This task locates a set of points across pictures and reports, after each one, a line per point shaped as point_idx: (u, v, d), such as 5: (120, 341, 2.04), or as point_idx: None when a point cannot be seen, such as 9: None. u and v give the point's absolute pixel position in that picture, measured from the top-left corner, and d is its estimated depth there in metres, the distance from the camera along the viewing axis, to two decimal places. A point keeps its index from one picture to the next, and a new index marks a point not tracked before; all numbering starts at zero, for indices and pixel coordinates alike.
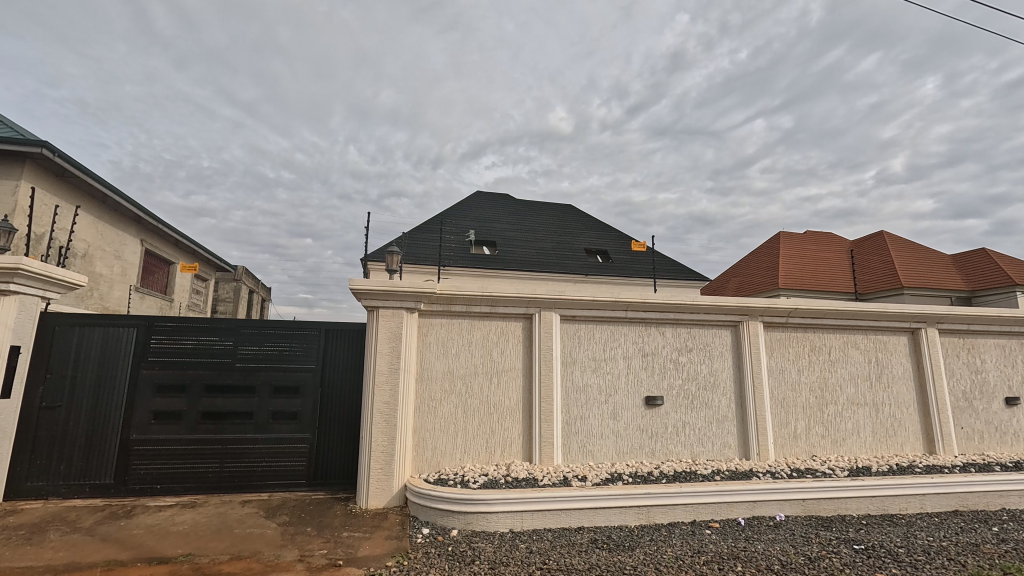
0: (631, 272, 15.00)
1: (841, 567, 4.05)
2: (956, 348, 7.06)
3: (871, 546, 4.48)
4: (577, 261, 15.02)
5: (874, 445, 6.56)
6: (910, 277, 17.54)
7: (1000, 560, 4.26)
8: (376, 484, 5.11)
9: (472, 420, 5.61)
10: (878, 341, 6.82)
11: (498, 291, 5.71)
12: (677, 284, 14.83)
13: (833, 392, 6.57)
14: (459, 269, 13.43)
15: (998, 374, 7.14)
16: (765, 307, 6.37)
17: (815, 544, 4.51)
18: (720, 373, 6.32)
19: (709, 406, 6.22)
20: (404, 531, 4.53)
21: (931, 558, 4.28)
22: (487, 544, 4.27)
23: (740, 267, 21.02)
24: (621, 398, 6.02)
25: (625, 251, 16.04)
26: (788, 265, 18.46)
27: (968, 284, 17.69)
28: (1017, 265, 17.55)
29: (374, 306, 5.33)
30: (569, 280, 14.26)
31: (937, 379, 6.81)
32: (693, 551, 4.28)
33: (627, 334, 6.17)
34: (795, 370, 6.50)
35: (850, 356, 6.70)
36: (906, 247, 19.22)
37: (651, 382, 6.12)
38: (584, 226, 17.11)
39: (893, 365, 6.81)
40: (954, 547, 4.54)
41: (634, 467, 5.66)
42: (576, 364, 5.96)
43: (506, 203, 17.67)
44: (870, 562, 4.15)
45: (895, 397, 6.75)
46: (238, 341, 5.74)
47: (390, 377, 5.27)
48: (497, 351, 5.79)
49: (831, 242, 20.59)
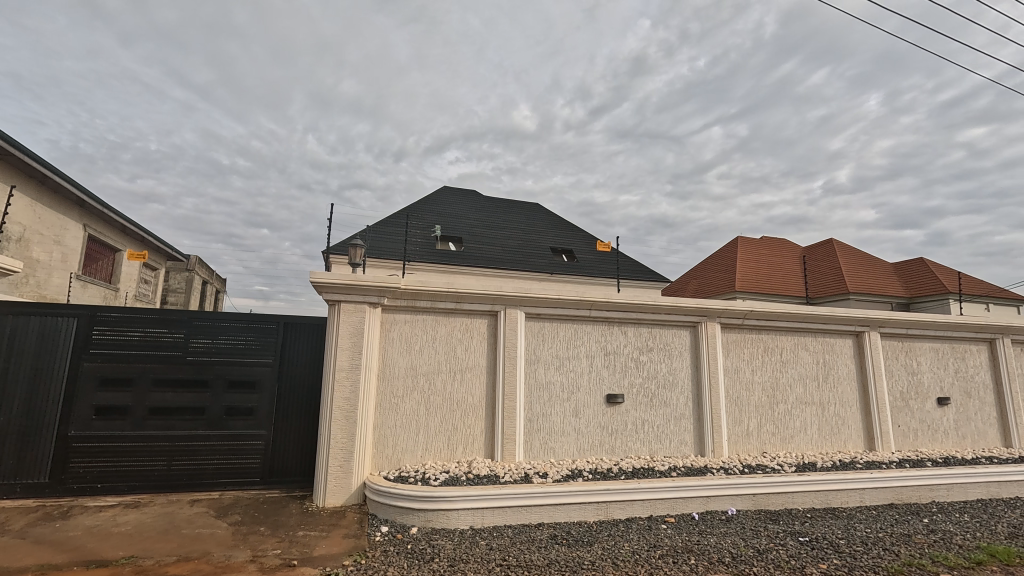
0: (596, 271, 15.20)
1: (787, 559, 4.23)
2: (895, 351, 7.50)
3: (815, 538, 4.71)
4: (543, 259, 15.12)
5: (818, 442, 6.89)
6: (856, 282, 18.50)
7: (929, 549, 4.56)
8: (334, 481, 5.00)
9: (434, 417, 5.56)
10: (826, 343, 7.17)
11: (463, 287, 5.69)
12: (640, 284, 15.12)
13: (783, 391, 6.86)
14: (423, 264, 13.31)
15: (932, 375, 7.62)
16: (722, 309, 6.59)
17: (764, 537, 4.70)
18: (678, 372, 6.49)
19: (667, 404, 6.39)
20: (363, 529, 4.46)
21: (868, 548, 4.53)
22: (447, 541, 4.26)
23: (699, 269, 21.64)
24: (583, 396, 6.10)
25: (590, 251, 16.23)
26: (745, 269, 19.13)
27: (908, 290, 18.77)
28: (951, 274, 18.80)
29: (335, 300, 5.21)
30: (534, 278, 14.33)
31: (877, 379, 7.22)
32: (649, 546, 4.38)
33: (590, 332, 6.25)
34: (749, 370, 6.75)
35: (800, 358, 7.02)
36: (852, 254, 20.30)
37: (612, 380, 6.23)
38: (550, 224, 17.23)
39: (838, 366, 7.17)
40: (890, 538, 4.83)
41: (594, 463, 5.76)
42: (539, 362, 5.99)
43: (474, 199, 17.58)
44: (814, 554, 4.36)
45: (840, 397, 7.11)
46: (190, 333, 5.50)
47: (351, 372, 5.17)
48: (461, 347, 5.76)
49: (785, 247, 21.49)
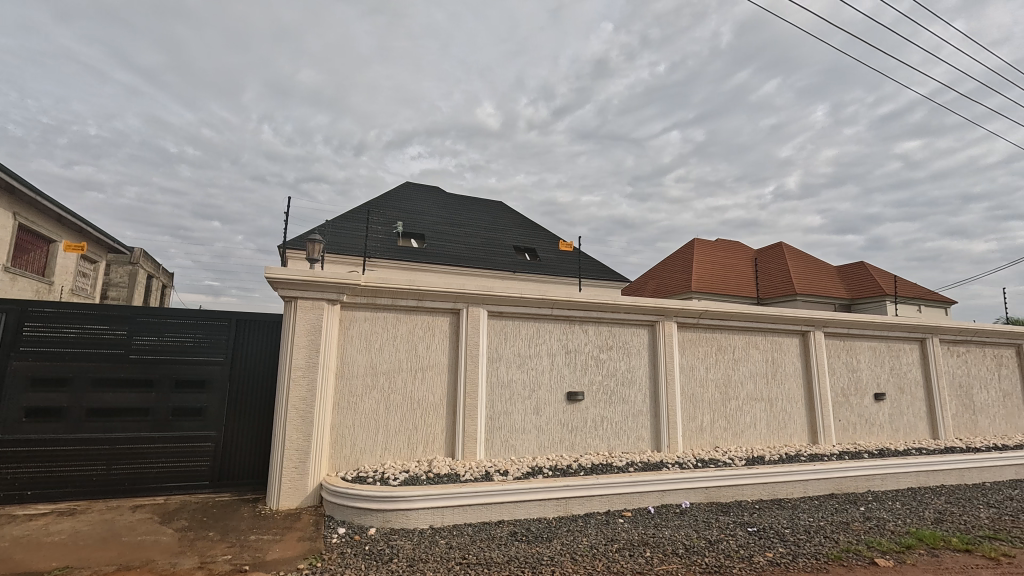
0: (558, 270, 15.35)
1: (736, 548, 4.41)
2: (837, 349, 7.93)
3: (762, 528, 4.93)
4: (505, 257, 15.15)
5: (766, 436, 7.21)
6: (803, 284, 19.44)
7: (865, 536, 4.85)
8: (289, 483, 4.85)
9: (394, 416, 5.49)
10: (775, 342, 7.51)
11: (425, 285, 5.63)
12: (600, 284, 15.38)
13: (735, 388, 7.14)
14: (384, 260, 13.08)
15: (869, 372, 8.11)
16: (678, 308, 6.79)
17: (715, 528, 4.89)
18: (636, 370, 6.65)
19: (625, 401, 6.53)
20: (319, 531, 4.35)
21: (811, 536, 4.78)
22: (406, 541, 4.21)
23: (658, 270, 22.20)
24: (543, 393, 6.16)
25: (552, 250, 16.37)
26: (700, 270, 19.77)
27: (849, 292, 19.87)
28: (887, 278, 20.03)
29: (292, 297, 5.05)
30: (496, 276, 14.34)
31: (820, 376, 7.62)
32: (607, 540, 4.47)
33: (551, 330, 6.31)
34: (703, 368, 6.98)
35: (750, 356, 7.32)
36: (799, 257, 21.31)
37: (573, 378, 6.32)
38: (513, 223, 17.27)
39: (786, 363, 7.52)
40: (830, 526, 5.11)
41: (554, 460, 5.83)
42: (501, 360, 6.00)
43: (437, 196, 17.41)
44: (761, 543, 4.56)
45: (787, 393, 7.46)
46: (134, 330, 5.21)
47: (308, 370, 5.03)
48: (422, 346, 5.70)
49: (738, 249, 22.34)
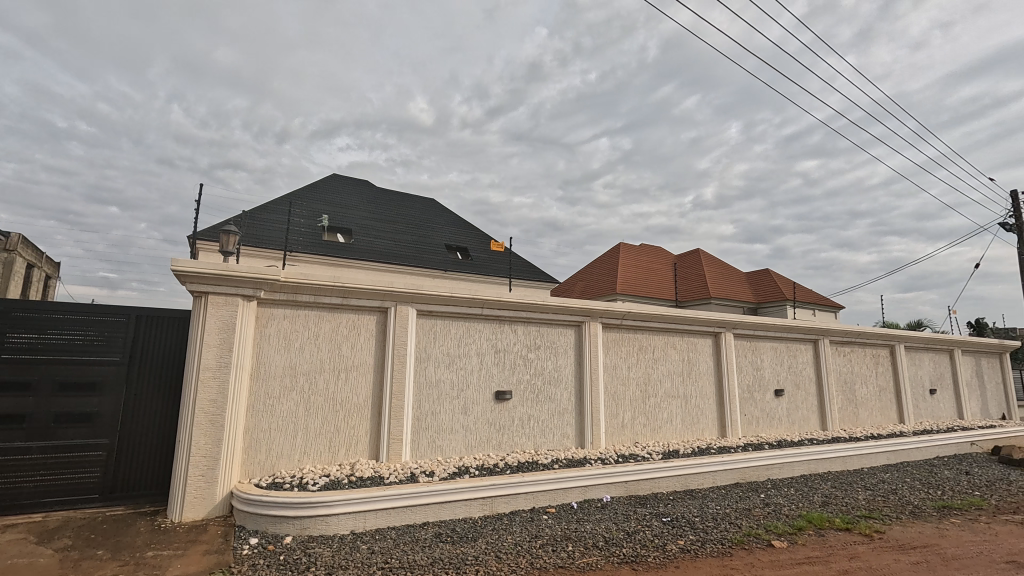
0: (489, 270, 15.40)
1: (652, 538, 4.65)
2: (745, 349, 8.59)
3: (675, 518, 5.23)
4: (436, 255, 14.97)
5: (681, 431, 7.66)
6: (716, 288, 20.86)
7: (765, 520, 5.30)
8: (195, 493, 4.49)
9: (315, 419, 5.24)
10: (690, 342, 7.99)
11: (351, 282, 5.44)
12: (530, 284, 15.61)
13: (654, 386, 7.52)
14: (307, 255, 12.48)
15: (771, 370, 8.86)
16: (603, 310, 7.05)
17: (633, 520, 5.13)
18: (563, 369, 6.81)
19: (552, 400, 6.67)
20: (228, 543, 4.06)
21: (718, 523, 5.15)
22: (325, 548, 4.04)
23: (585, 272, 22.90)
24: (471, 393, 6.15)
25: (483, 250, 16.39)
26: (625, 273, 20.63)
27: (756, 297, 21.58)
28: (788, 284, 21.98)
29: (202, 292, 4.68)
30: (426, 274, 14.13)
31: (729, 374, 8.21)
32: (531, 536, 4.55)
33: (481, 330, 6.32)
34: (625, 367, 7.29)
35: (668, 355, 7.74)
36: (714, 263, 22.84)
37: (501, 377, 6.36)
38: (444, 221, 17.11)
39: (700, 362, 8.03)
40: (735, 513, 5.53)
41: (481, 460, 5.84)
42: (429, 360, 5.92)
43: (365, 190, 16.86)
44: (674, 531, 4.85)
45: (700, 390, 7.97)
46: (9, 326, 4.59)
47: (219, 371, 4.68)
48: (346, 345, 5.50)
49: (659, 254, 23.55)
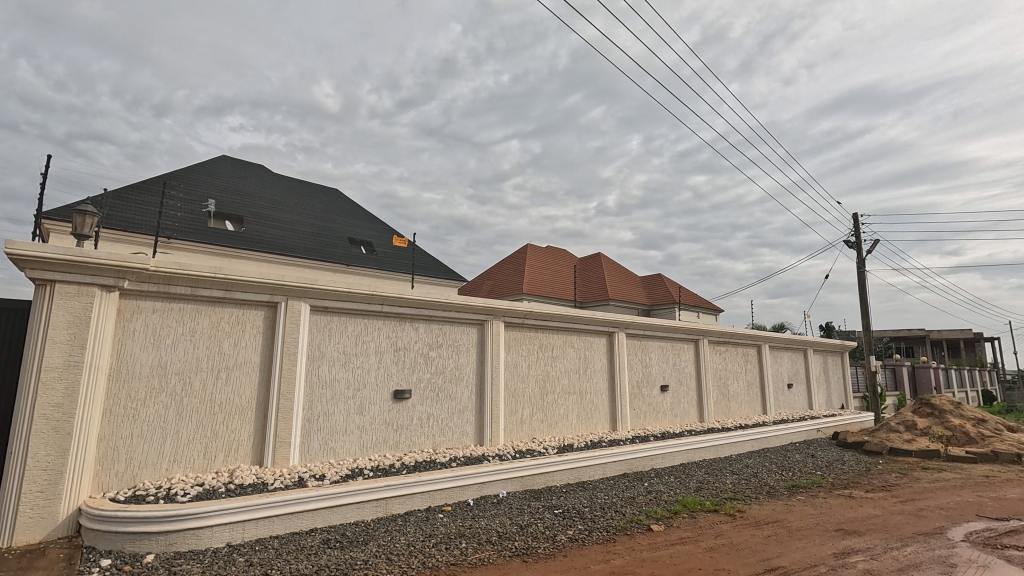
0: (394, 266, 15.01)
1: (543, 530, 4.83)
2: (636, 348, 9.21)
3: (566, 509, 5.47)
4: (338, 249, 14.29)
5: (576, 426, 8.02)
6: (615, 291, 22.10)
7: (646, 507, 5.72)
8: (31, 512, 3.87)
9: (188, 423, 4.76)
10: (587, 341, 8.39)
11: (236, 274, 5.03)
12: (436, 281, 15.46)
13: (552, 383, 7.80)
14: (186, 244, 11.32)
15: (658, 368, 9.57)
16: (506, 309, 7.18)
17: (526, 513, 5.28)
18: (464, 367, 6.82)
19: (452, 398, 6.66)
20: (72, 567, 3.55)
21: (605, 511, 5.47)
22: (196, 564, 3.69)
23: (492, 271, 23.13)
24: (368, 392, 5.95)
25: (388, 245, 15.93)
26: (531, 273, 21.14)
27: (649, 299, 23.19)
28: (677, 288, 23.88)
29: (47, 279, 4.05)
30: (326, 268, 13.44)
31: (621, 371, 8.74)
32: (425, 536, 4.52)
33: (380, 327, 6.14)
34: (525, 365, 7.48)
35: (566, 354, 8.06)
36: (613, 267, 24.18)
37: (400, 376, 6.22)
38: (348, 213, 16.38)
39: (595, 360, 8.46)
40: (621, 501, 5.90)
41: (376, 461, 5.68)
42: (323, 359, 5.64)
43: (260, 175, 15.61)
44: (564, 522, 5.07)
45: (595, 386, 8.40)
46: None
47: (67, 371, 4.07)
48: (228, 342, 5.07)
49: (564, 256, 24.45)
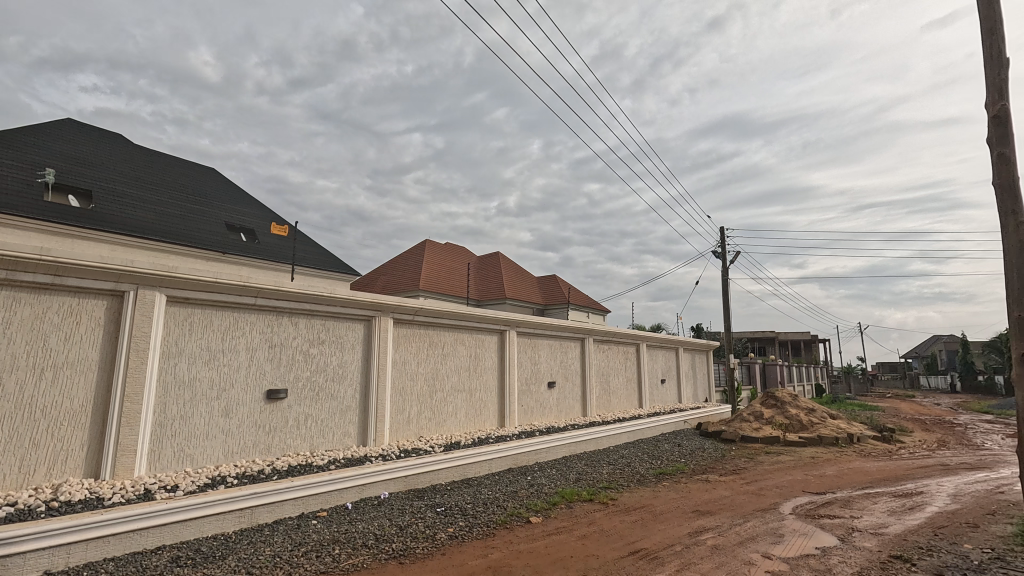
0: (277, 256, 13.93)
1: (423, 529, 4.77)
2: (525, 346, 9.46)
3: (448, 507, 5.46)
4: (211, 234, 12.93)
5: (464, 423, 8.04)
6: (511, 290, 22.55)
7: (527, 500, 5.90)
8: None
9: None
10: (478, 339, 8.46)
11: (71, 257, 4.33)
12: (326, 274, 14.63)
13: (441, 381, 7.73)
14: (9, 220, 9.54)
15: (547, 365, 9.93)
16: (395, 305, 6.99)
17: (407, 514, 5.18)
18: (348, 365, 6.51)
19: (333, 398, 6.32)
20: None
21: (486, 507, 5.55)
22: None
23: (388, 266, 22.41)
24: (236, 392, 5.44)
25: (272, 233, 14.75)
26: (428, 269, 20.83)
27: (544, 299, 24.00)
28: (570, 289, 24.99)
29: None
30: (196, 256, 12.10)
31: (511, 369, 8.93)
32: (294, 545, 4.24)
33: (253, 322, 5.65)
34: (414, 362, 7.33)
35: (457, 351, 8.05)
36: (510, 266, 24.66)
37: (275, 374, 5.78)
38: (226, 196, 14.89)
39: (486, 358, 8.55)
40: (503, 496, 6.03)
41: (243, 467, 5.22)
42: (181, 355, 5.06)
43: (115, 145, 13.60)
44: (445, 520, 5.05)
45: (484, 384, 8.49)
46: None
47: None
48: (58, 336, 4.34)
49: (462, 254, 24.43)
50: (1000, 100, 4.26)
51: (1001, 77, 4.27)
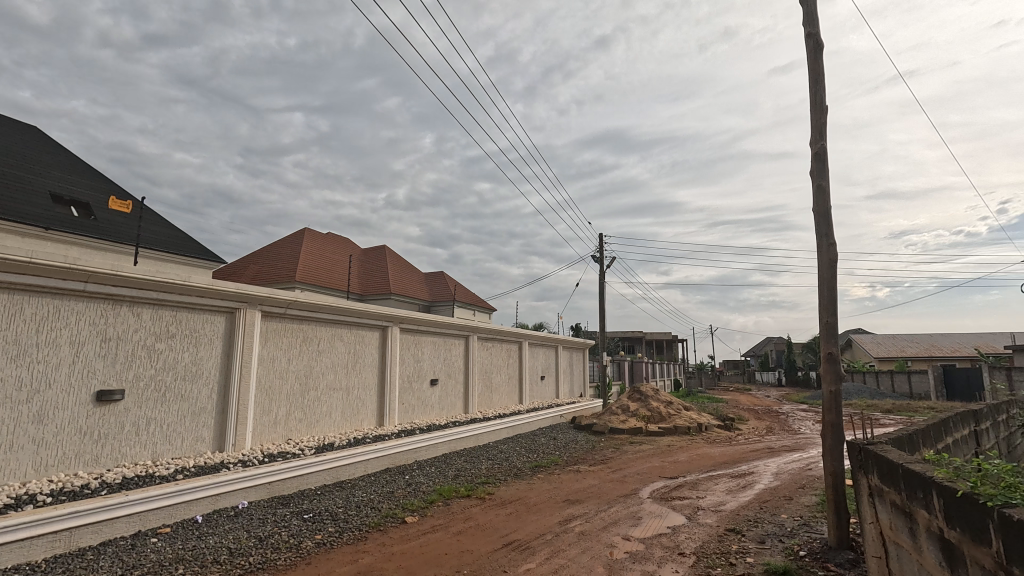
0: (120, 236, 12.02)
1: (287, 539, 4.43)
2: (408, 343, 9.25)
3: (316, 513, 5.14)
4: (33, 204, 10.70)
5: (339, 424, 7.62)
6: (396, 285, 21.93)
7: (403, 500, 5.77)
8: None
9: None
10: (358, 335, 8.08)
11: None
12: (182, 260, 12.96)
13: (315, 379, 7.25)
14: None
15: (430, 363, 9.81)
16: (263, 297, 6.40)
17: (269, 523, 4.77)
18: (204, 362, 5.82)
19: (185, 399, 5.61)
20: None
21: (359, 510, 5.32)
22: None
23: (259, 254, 20.46)
24: (54, 395, 4.59)
25: (113, 209, 12.69)
26: (306, 259, 19.44)
27: (430, 296, 23.70)
28: (457, 286, 25.00)
29: None
30: (10, 231, 9.86)
31: (392, 366, 8.67)
32: (125, 569, 3.69)
33: (81, 311, 4.82)
34: (284, 359, 6.77)
35: (333, 348, 7.61)
36: (397, 261, 23.98)
37: (108, 373, 4.97)
38: (51, 161, 12.49)
39: (365, 355, 8.20)
40: (378, 497, 5.83)
41: (60, 482, 4.41)
42: None
43: None
44: (312, 527, 4.75)
45: (363, 381, 8.13)
46: None
47: None
48: None
49: (345, 245, 23.19)
50: (820, 140, 5.08)
51: (822, 121, 5.09)
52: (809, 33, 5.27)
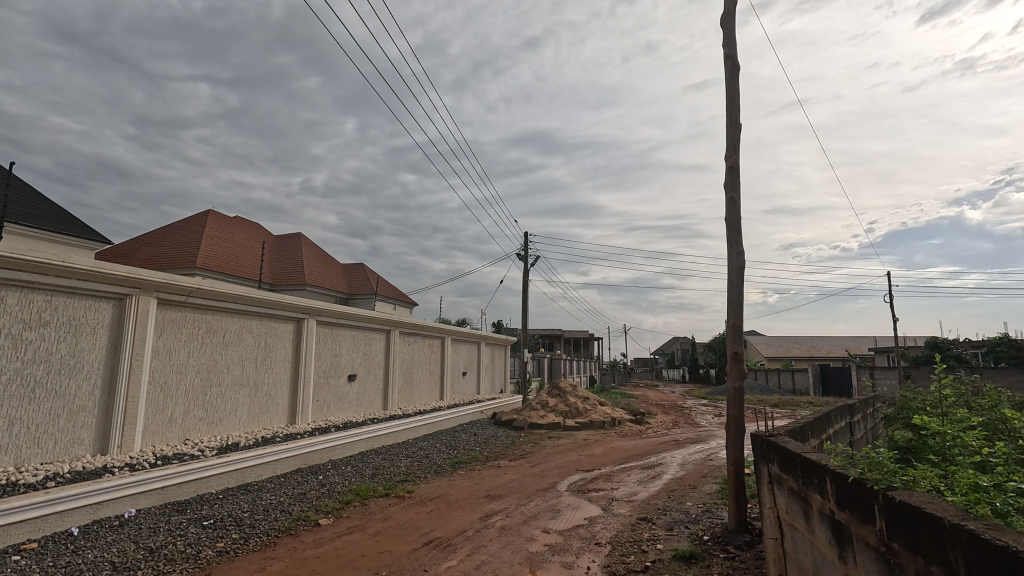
0: None
1: (183, 548, 4.04)
2: (324, 337, 8.79)
3: (218, 518, 4.74)
4: None
5: (244, 422, 7.05)
6: (312, 275, 20.81)
7: (316, 501, 5.47)
8: None
9: None
10: (269, 327, 7.55)
11: None
12: (59, 237, 11.37)
13: (218, 374, 6.66)
14: None
15: (347, 358, 9.38)
16: (160, 283, 5.77)
17: (161, 532, 4.32)
18: (86, 354, 5.14)
19: (59, 395, 4.91)
20: None
21: (267, 514, 4.98)
22: None
23: (154, 235, 18.42)
24: None
25: None
26: (210, 244, 17.84)
27: (348, 288, 22.74)
28: (378, 279, 24.20)
29: None
30: None
31: (307, 361, 8.19)
32: None
33: None
34: (184, 352, 6.15)
35: (241, 341, 7.04)
36: (313, 250, 22.74)
37: None
38: None
39: (277, 348, 7.68)
40: (288, 499, 5.49)
41: None
42: None
43: None
44: (213, 534, 4.37)
45: (274, 377, 7.60)
46: None
47: None
48: None
49: (255, 230, 21.58)
50: (734, 155, 5.48)
51: (735, 138, 5.49)
52: (727, 55, 5.66)
